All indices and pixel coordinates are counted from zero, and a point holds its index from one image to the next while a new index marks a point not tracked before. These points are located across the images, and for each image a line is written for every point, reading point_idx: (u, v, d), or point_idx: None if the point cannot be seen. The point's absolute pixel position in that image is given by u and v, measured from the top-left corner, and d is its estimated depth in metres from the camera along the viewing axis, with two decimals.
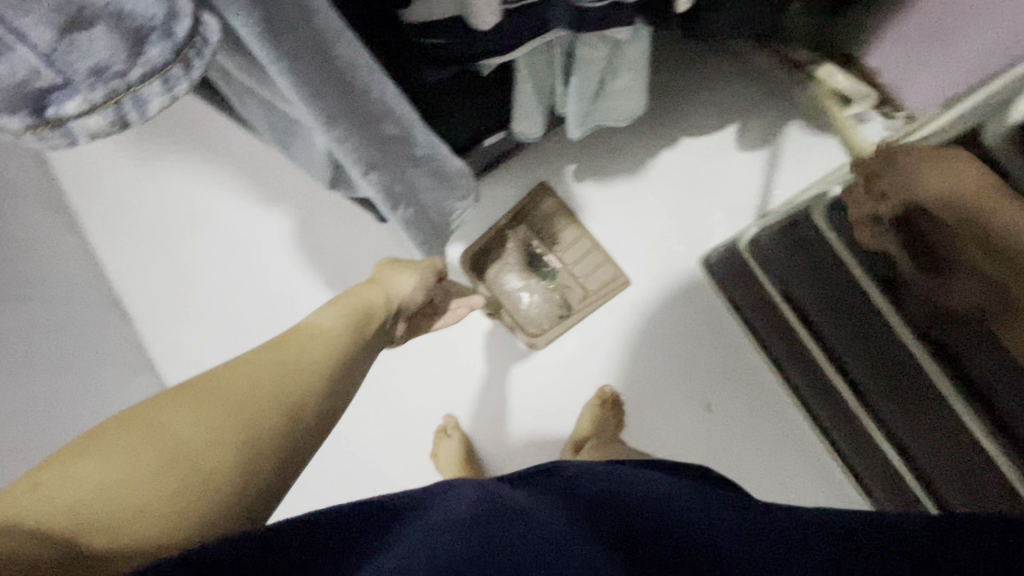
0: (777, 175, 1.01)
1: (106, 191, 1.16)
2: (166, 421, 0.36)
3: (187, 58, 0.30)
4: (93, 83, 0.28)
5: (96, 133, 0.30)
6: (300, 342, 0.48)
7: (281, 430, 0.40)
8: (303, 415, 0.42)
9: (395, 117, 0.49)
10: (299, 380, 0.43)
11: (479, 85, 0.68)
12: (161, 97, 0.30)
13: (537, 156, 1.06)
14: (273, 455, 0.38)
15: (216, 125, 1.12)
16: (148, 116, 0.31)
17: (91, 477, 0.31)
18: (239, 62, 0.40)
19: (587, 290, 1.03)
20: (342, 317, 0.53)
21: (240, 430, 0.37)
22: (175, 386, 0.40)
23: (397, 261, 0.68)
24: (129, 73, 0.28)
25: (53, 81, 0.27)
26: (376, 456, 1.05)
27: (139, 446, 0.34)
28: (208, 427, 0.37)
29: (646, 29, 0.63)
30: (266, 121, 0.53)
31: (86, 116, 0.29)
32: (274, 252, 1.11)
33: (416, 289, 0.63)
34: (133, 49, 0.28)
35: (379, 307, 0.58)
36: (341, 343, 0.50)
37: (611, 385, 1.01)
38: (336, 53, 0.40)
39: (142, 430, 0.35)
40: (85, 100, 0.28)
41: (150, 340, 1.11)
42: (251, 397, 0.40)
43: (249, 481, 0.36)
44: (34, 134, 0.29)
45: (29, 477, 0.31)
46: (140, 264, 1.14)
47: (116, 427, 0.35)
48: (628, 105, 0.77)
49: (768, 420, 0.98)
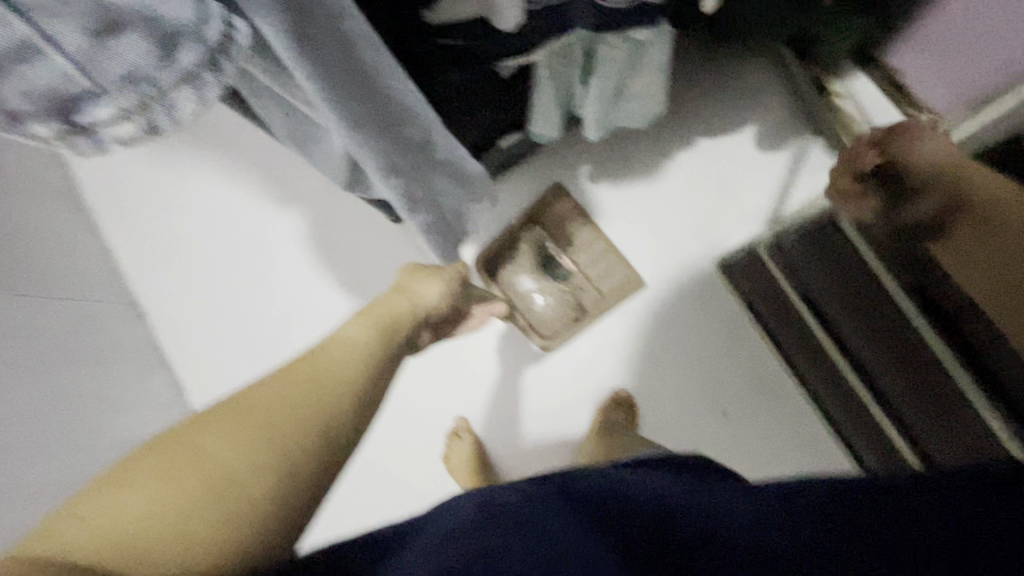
0: (795, 176, 0.99)
1: (123, 190, 1.16)
2: (202, 446, 0.35)
3: (219, 63, 0.29)
4: (124, 89, 0.27)
5: (126, 139, 0.30)
6: (329, 357, 0.47)
7: (316, 446, 0.38)
8: (336, 430, 0.41)
9: (417, 121, 0.49)
10: (329, 394, 0.42)
11: (499, 87, 0.67)
12: (191, 102, 0.29)
13: (553, 157, 1.05)
14: (310, 474, 0.37)
15: (232, 125, 1.13)
16: (178, 122, 0.30)
17: (132, 507, 0.30)
18: (267, 71, 0.40)
19: (601, 292, 1.02)
20: (367, 330, 0.53)
21: (272, 450, 0.36)
22: (209, 411, 0.39)
23: (418, 269, 0.68)
24: (161, 80, 0.28)
25: (85, 87, 0.27)
26: (389, 459, 1.05)
27: (174, 472, 0.33)
28: (240, 449, 0.35)
29: (669, 28, 0.61)
30: (288, 128, 0.53)
31: (117, 122, 0.28)
32: (289, 252, 1.11)
33: (442, 298, 0.64)
34: (165, 54, 0.27)
35: (405, 315, 0.58)
36: (369, 356, 0.49)
37: (626, 389, 1.00)
38: (361, 56, 0.40)
39: (180, 456, 0.34)
40: (116, 107, 0.28)
41: (166, 339, 1.12)
42: (283, 415, 0.39)
43: (287, 501, 0.35)
44: (65, 139, 0.29)
45: (68, 513, 0.30)
46: (157, 264, 1.14)
47: (150, 457, 0.34)
48: (647, 106, 0.76)
49: (789, 427, 0.96)
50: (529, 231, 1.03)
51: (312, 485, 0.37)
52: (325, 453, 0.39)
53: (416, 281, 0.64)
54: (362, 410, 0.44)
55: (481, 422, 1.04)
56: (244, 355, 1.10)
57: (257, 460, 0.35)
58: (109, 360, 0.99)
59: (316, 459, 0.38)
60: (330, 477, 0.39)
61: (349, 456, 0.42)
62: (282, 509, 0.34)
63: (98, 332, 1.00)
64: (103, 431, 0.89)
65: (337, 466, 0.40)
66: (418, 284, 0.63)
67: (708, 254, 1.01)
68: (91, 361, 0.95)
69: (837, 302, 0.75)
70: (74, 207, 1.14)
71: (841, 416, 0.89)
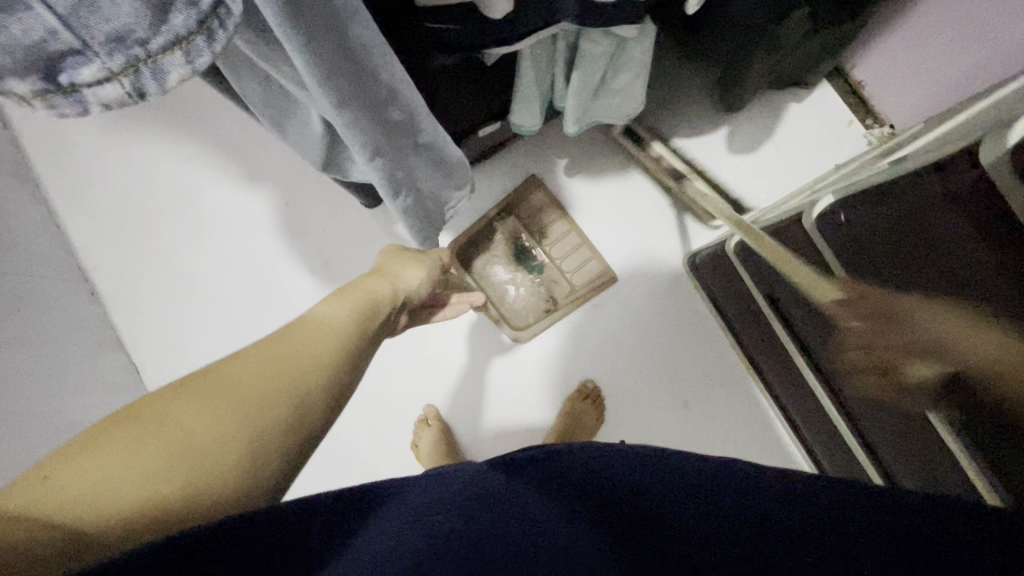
0: (765, 181, 1.01)
1: (76, 160, 1.11)
2: (173, 418, 0.35)
3: (211, 29, 0.28)
4: (111, 50, 0.26)
5: (111, 103, 0.29)
6: (307, 334, 0.48)
7: (289, 419, 0.40)
8: (306, 413, 0.42)
9: (401, 102, 0.48)
10: (306, 368, 0.44)
11: (482, 73, 0.67)
12: (181, 69, 0.28)
13: (531, 149, 1.06)
14: (278, 451, 0.38)
15: (198, 99, 1.08)
16: (167, 87, 0.29)
17: (101, 471, 0.31)
18: (253, 43, 0.38)
19: (573, 286, 1.04)
20: (349, 311, 0.54)
21: (246, 423, 0.37)
22: (181, 382, 0.39)
23: (401, 252, 0.71)
24: (151, 42, 0.27)
25: (71, 45, 0.26)
26: (355, 445, 1.04)
27: (149, 438, 0.33)
28: (217, 418, 0.37)
29: (653, 26, 0.62)
30: (261, 100, 0.52)
31: (101, 83, 0.27)
32: (254, 231, 1.07)
33: (421, 285, 0.66)
34: (157, 16, 0.26)
35: (386, 298, 0.60)
36: (345, 337, 0.51)
37: (593, 380, 1.02)
38: (352, 34, 0.39)
39: (156, 425, 0.35)
40: (102, 68, 0.27)
41: (119, 319, 1.08)
42: (254, 395, 0.39)
43: (259, 468, 0.37)
44: (43, 100, 0.28)
45: (37, 470, 0.30)
46: (110, 240, 1.09)
47: (124, 422, 0.34)
48: (627, 102, 0.77)
49: (746, 418, 1.00)
50: (504, 223, 1.05)
51: (282, 457, 0.39)
52: (298, 428, 0.41)
53: (401, 265, 0.67)
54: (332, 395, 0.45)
55: (448, 410, 1.04)
56: (207, 339, 1.07)
57: (229, 437, 0.36)
58: (57, 341, 0.94)
59: (288, 433, 0.40)
60: (291, 470, 0.40)
61: (323, 428, 0.44)
62: (250, 482, 0.36)
63: (45, 310, 0.95)
64: (49, 416, 0.85)
65: (309, 437, 0.42)
66: (400, 271, 0.66)
67: (676, 252, 1.03)
68: (36, 344, 0.90)
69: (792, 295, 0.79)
70: (20, 177, 1.07)
71: (793, 404, 0.93)
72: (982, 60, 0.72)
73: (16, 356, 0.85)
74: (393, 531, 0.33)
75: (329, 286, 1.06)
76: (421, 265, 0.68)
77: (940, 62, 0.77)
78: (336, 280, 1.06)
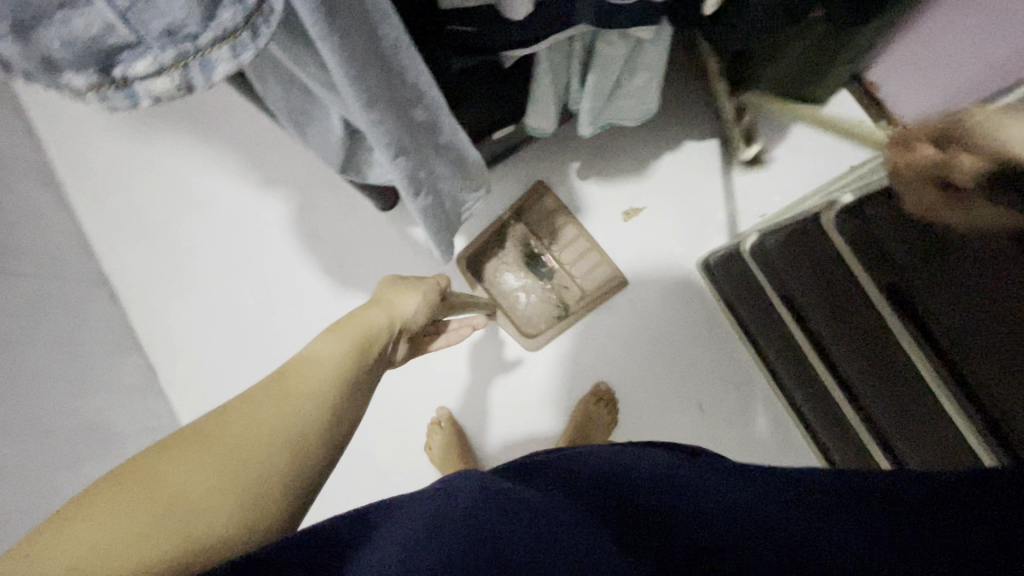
0: (780, 182, 1.01)
1: (99, 164, 1.13)
2: (160, 476, 0.33)
3: (255, 24, 0.29)
4: (164, 44, 0.28)
5: (160, 97, 0.30)
6: (301, 373, 0.47)
7: (286, 466, 0.38)
8: (306, 457, 0.40)
9: (425, 102, 0.49)
10: (302, 409, 0.42)
11: (499, 77, 0.68)
12: (227, 63, 0.30)
13: (545, 151, 1.07)
14: (277, 501, 0.36)
15: (218, 104, 1.10)
16: (213, 81, 0.30)
17: (83, 543, 0.29)
18: (286, 46, 0.39)
19: (585, 291, 1.04)
20: (343, 345, 0.53)
21: (240, 476, 0.35)
22: (171, 437, 0.37)
23: (399, 282, 0.71)
24: (200, 36, 0.28)
25: (127, 39, 0.27)
26: (369, 447, 1.05)
27: (136, 500, 0.31)
28: (207, 472, 0.34)
29: (669, 28, 0.63)
30: (286, 104, 0.52)
31: (153, 77, 0.29)
32: (270, 235, 1.09)
33: (416, 311, 0.66)
34: (207, 11, 0.28)
35: (381, 328, 0.59)
36: (343, 372, 0.49)
37: (606, 382, 1.02)
38: (380, 34, 0.40)
39: (144, 484, 0.33)
40: (155, 60, 0.28)
41: (137, 322, 1.09)
42: (250, 443, 0.37)
43: (256, 521, 0.34)
44: (97, 94, 0.29)
45: (20, 548, 0.29)
46: (130, 243, 1.11)
47: (110, 485, 0.32)
48: (642, 104, 0.78)
49: (761, 422, 0.99)
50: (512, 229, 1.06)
51: (280, 507, 0.36)
52: (297, 474, 0.38)
53: (396, 293, 0.67)
54: (331, 437, 0.43)
55: (461, 413, 1.04)
56: (222, 344, 1.08)
57: (220, 491, 0.34)
58: (79, 342, 0.96)
59: (285, 481, 0.37)
60: (292, 518, 0.37)
61: (325, 471, 0.42)
62: (247, 537, 0.33)
63: (67, 311, 0.97)
64: (70, 415, 0.87)
65: (311, 481, 0.40)
66: (395, 298, 0.65)
67: (690, 254, 1.03)
68: (60, 344, 0.92)
69: (810, 295, 0.79)
70: (44, 180, 1.09)
71: (808, 406, 0.92)
72: (1000, 61, 0.72)
73: (39, 356, 0.87)
74: (398, 540, 0.33)
75: (344, 288, 1.06)
76: (417, 293, 0.68)
77: (956, 63, 0.77)
78: (350, 282, 1.06)
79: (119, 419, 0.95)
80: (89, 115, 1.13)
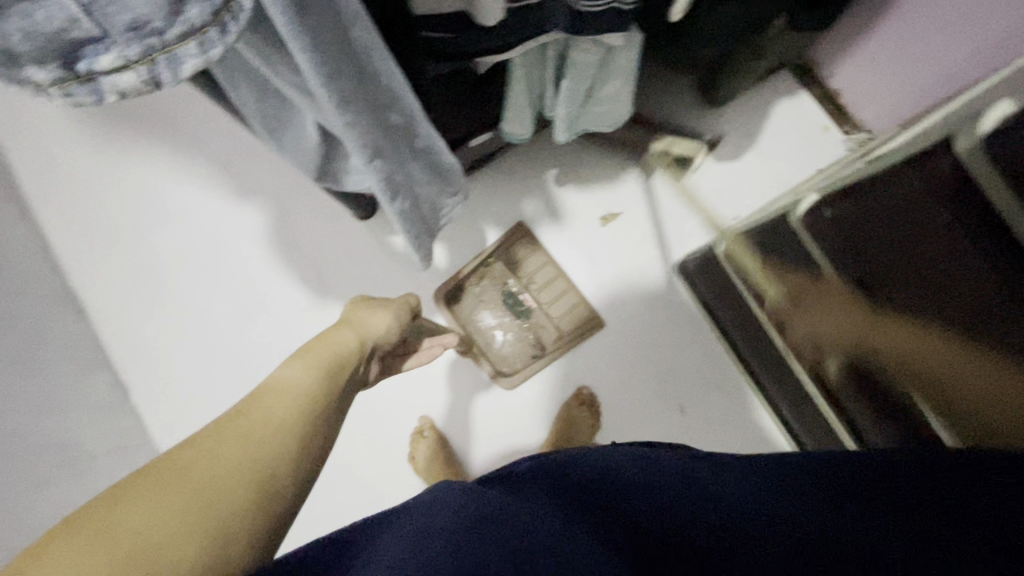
0: (752, 185, 1.04)
1: (65, 177, 1.10)
2: (129, 511, 0.32)
3: (223, 21, 0.30)
4: (129, 39, 0.28)
5: (127, 91, 0.30)
6: (269, 402, 0.47)
7: (257, 496, 0.38)
8: (275, 485, 0.40)
9: (400, 108, 0.49)
10: (272, 442, 0.42)
11: (473, 83, 0.68)
12: (195, 58, 0.30)
13: (523, 159, 1.08)
14: (249, 531, 0.36)
15: (191, 116, 1.09)
16: (181, 76, 0.31)
17: None
18: (257, 47, 0.39)
19: (561, 331, 1.04)
20: (314, 370, 0.53)
21: (211, 510, 0.35)
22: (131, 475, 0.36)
23: (368, 301, 0.70)
24: (167, 32, 0.28)
25: (92, 33, 0.27)
26: (351, 459, 1.03)
27: (99, 541, 0.30)
28: (177, 507, 0.34)
29: (639, 36, 0.64)
30: (258, 110, 0.52)
31: (120, 72, 0.29)
32: (244, 248, 1.07)
33: (388, 329, 0.66)
34: (173, 6, 0.28)
35: (350, 346, 0.59)
36: (312, 398, 0.49)
37: (588, 387, 1.03)
38: (354, 36, 0.40)
39: (112, 521, 0.32)
40: (120, 55, 0.28)
41: (106, 339, 1.06)
42: (218, 478, 0.37)
43: (226, 550, 0.34)
44: (61, 88, 0.29)
45: None
46: (98, 257, 1.08)
47: (69, 529, 0.31)
48: (615, 111, 0.80)
49: (741, 421, 1.00)
50: (491, 268, 1.06)
51: (250, 536, 0.36)
52: (266, 502, 0.38)
53: (368, 310, 0.67)
54: (298, 463, 0.43)
55: (444, 421, 1.04)
56: (196, 361, 1.05)
57: (191, 523, 0.33)
58: (45, 359, 0.93)
59: (255, 510, 0.37)
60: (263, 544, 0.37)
61: (295, 502, 0.41)
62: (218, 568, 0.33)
63: (31, 328, 0.94)
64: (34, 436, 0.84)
65: (280, 507, 0.39)
66: (368, 317, 0.65)
67: (667, 258, 1.05)
68: (23, 362, 0.88)
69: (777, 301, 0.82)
70: (7, 194, 1.06)
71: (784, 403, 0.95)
72: (954, 69, 0.76)
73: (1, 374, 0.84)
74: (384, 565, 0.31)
75: (322, 299, 1.05)
76: (388, 311, 0.68)
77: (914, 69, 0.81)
78: (329, 294, 1.05)
79: (88, 439, 0.92)
80: (54, 126, 1.11)
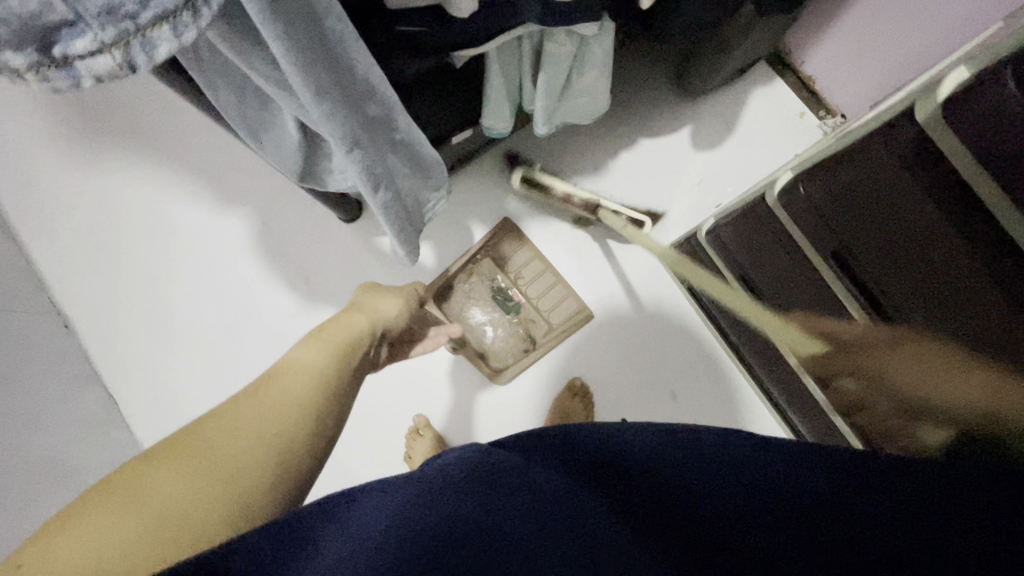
0: (732, 172, 1.06)
1: (45, 192, 1.09)
2: (147, 485, 0.33)
3: (195, 6, 0.30)
4: (103, 22, 0.28)
5: (102, 75, 0.30)
6: (283, 382, 0.47)
7: (272, 470, 0.38)
8: (290, 460, 0.40)
9: (378, 97, 0.50)
10: (284, 417, 0.43)
11: (452, 78, 0.69)
12: (168, 42, 0.30)
13: (505, 155, 1.09)
14: (265, 503, 0.36)
15: (170, 126, 1.09)
16: (156, 61, 0.31)
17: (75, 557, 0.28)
18: (232, 40, 0.40)
19: (550, 324, 1.06)
20: (325, 352, 0.53)
21: (229, 484, 0.35)
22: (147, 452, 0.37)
23: (376, 288, 0.71)
24: (140, 15, 0.29)
25: (65, 16, 0.28)
26: (348, 460, 1.03)
27: (122, 512, 0.31)
28: (195, 481, 0.34)
29: (612, 24, 0.65)
30: (240, 111, 0.53)
31: (94, 55, 0.29)
32: (231, 255, 1.07)
33: (399, 315, 0.66)
34: None
35: (363, 328, 0.59)
36: (323, 377, 0.50)
37: (581, 377, 1.04)
38: (326, 25, 0.41)
39: (128, 496, 0.32)
40: (94, 39, 0.29)
41: (93, 352, 1.05)
42: (231, 454, 0.37)
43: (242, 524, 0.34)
44: (37, 74, 0.29)
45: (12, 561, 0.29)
46: (81, 271, 1.07)
47: (90, 504, 0.32)
48: (593, 101, 0.81)
49: (732, 402, 1.02)
50: (479, 266, 1.07)
51: (266, 509, 0.36)
52: (280, 476, 0.38)
53: (378, 297, 0.67)
54: (309, 440, 0.43)
55: (439, 418, 1.04)
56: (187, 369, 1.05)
57: (209, 497, 0.34)
58: (31, 376, 0.92)
59: (269, 483, 0.37)
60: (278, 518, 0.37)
61: (307, 477, 0.42)
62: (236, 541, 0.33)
63: (15, 345, 0.93)
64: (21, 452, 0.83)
65: (295, 483, 0.40)
66: (377, 302, 0.66)
67: None
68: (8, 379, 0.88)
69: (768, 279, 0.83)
70: None
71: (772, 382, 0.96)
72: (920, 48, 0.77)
73: None
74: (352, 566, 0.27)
75: (311, 303, 1.05)
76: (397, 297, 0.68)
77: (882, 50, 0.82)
78: (318, 297, 1.05)
79: (78, 453, 0.91)
80: (32, 143, 1.10)
